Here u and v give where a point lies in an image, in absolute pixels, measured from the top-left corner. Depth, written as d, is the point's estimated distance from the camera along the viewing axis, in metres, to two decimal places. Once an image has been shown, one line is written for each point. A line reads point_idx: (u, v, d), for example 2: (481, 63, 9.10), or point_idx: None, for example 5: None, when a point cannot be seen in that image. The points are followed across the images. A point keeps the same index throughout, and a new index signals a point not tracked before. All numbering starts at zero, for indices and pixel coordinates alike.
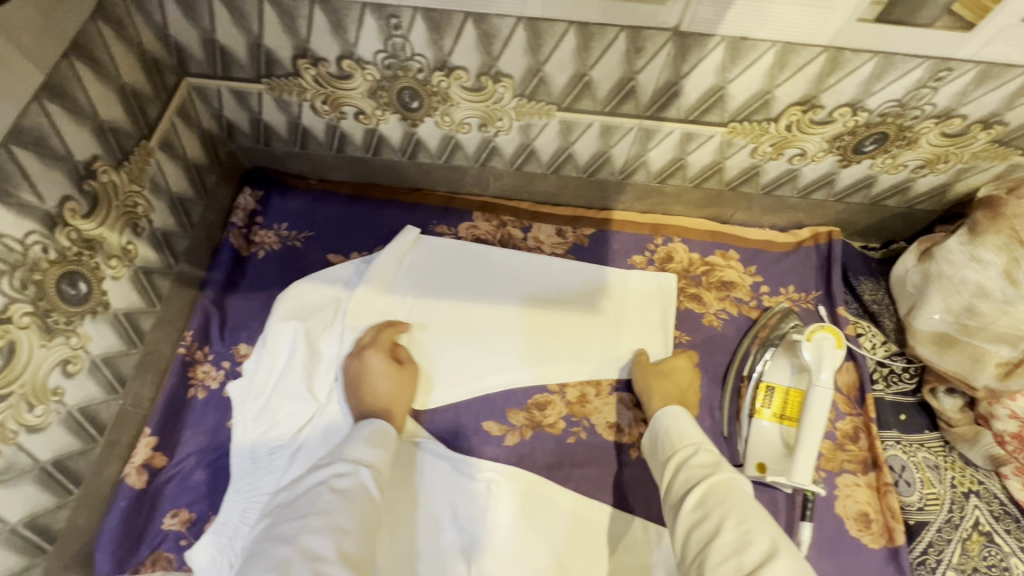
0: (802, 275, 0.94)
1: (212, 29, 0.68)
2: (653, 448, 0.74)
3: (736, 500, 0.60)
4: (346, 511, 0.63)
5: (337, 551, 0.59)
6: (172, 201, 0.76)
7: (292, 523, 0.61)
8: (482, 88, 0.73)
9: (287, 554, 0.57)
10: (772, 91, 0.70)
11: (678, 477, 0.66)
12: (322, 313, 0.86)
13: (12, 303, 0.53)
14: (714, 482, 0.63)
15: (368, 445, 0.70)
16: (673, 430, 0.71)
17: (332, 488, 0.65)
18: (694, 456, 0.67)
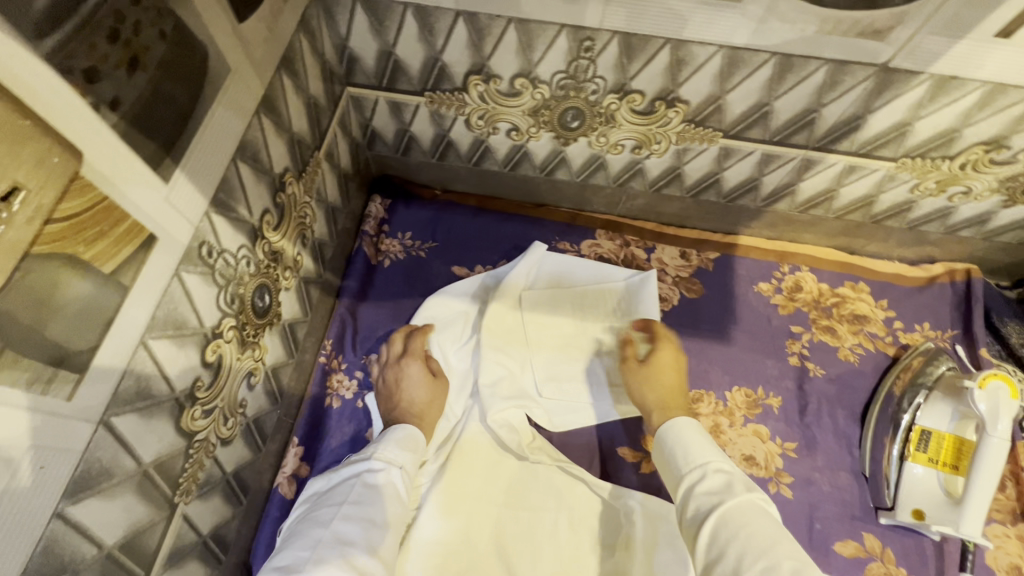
0: (938, 312, 0.91)
1: (393, 43, 0.68)
2: (659, 464, 0.64)
3: (757, 531, 0.49)
4: (380, 507, 0.60)
5: (370, 545, 0.56)
6: (327, 211, 0.76)
7: (327, 512, 0.59)
8: (652, 112, 0.72)
9: (321, 538, 0.56)
10: (961, 130, 0.67)
11: (690, 504, 0.55)
12: (452, 327, 0.85)
13: (224, 317, 0.53)
14: (725, 512, 0.52)
15: (398, 446, 0.67)
16: (676, 449, 0.60)
17: (365, 482, 0.62)
18: (701, 482, 0.56)
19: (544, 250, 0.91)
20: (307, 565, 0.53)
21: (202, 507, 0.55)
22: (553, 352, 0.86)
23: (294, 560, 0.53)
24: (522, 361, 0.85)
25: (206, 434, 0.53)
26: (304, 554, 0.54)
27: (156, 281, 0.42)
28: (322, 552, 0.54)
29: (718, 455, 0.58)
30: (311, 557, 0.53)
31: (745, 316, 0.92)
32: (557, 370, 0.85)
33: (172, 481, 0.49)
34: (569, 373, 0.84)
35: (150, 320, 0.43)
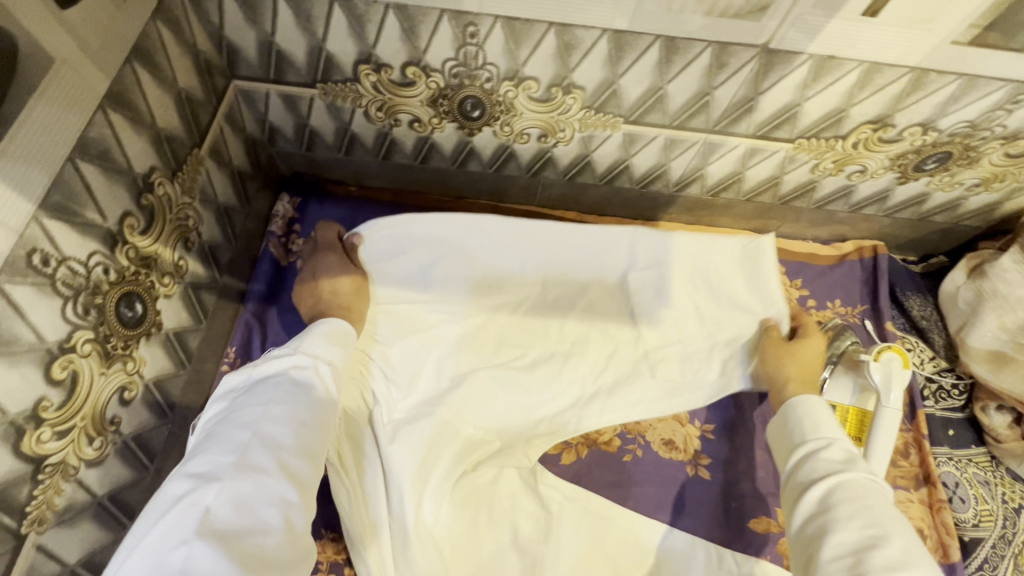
0: (848, 289, 0.94)
1: (272, 32, 0.64)
2: (773, 428, 0.66)
3: (874, 503, 0.53)
4: (307, 407, 0.59)
5: (300, 446, 0.56)
6: (219, 212, 0.72)
7: (250, 411, 0.56)
8: (550, 99, 0.70)
9: (246, 440, 0.53)
10: (848, 110, 0.69)
11: (806, 467, 0.58)
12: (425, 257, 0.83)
13: (76, 330, 0.49)
14: (847, 480, 0.55)
15: (325, 342, 0.66)
16: (804, 418, 0.63)
17: (292, 381, 0.60)
18: (824, 449, 0.59)
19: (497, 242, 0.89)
20: (229, 470, 0.50)
21: (66, 535, 0.51)
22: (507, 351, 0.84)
23: (214, 465, 0.50)
24: (489, 358, 0.83)
25: (61, 458, 0.49)
26: (228, 456, 0.51)
27: None
28: (248, 454, 0.52)
29: (843, 435, 0.61)
30: (235, 462, 0.51)
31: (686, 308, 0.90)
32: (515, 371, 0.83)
33: (15, 511, 0.45)
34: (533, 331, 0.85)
35: None
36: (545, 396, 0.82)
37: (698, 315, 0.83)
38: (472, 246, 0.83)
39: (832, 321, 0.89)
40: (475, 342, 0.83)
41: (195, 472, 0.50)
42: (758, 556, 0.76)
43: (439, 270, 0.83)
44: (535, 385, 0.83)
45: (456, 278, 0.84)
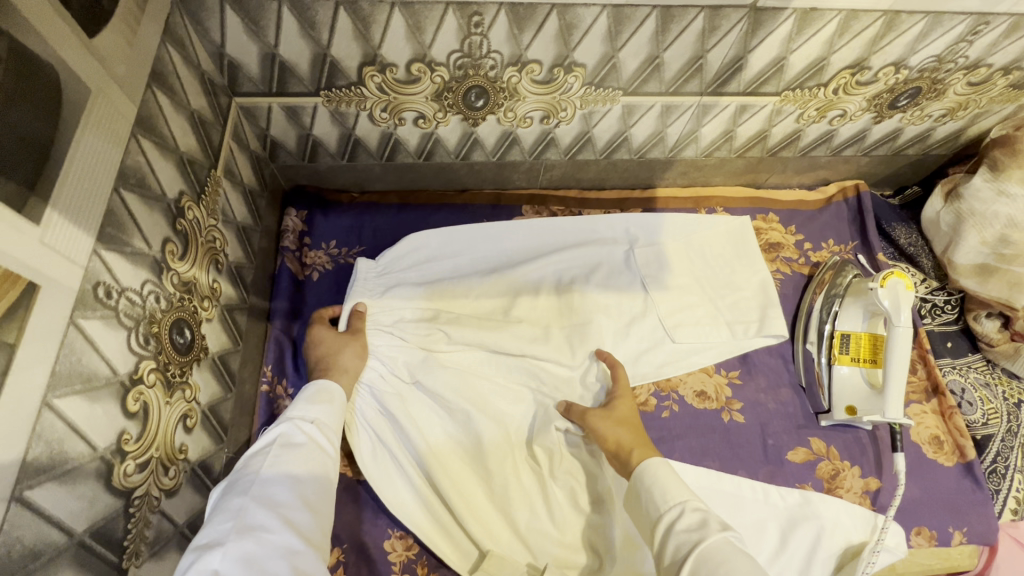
0: (839, 228, 1.00)
1: (275, 44, 0.64)
2: (637, 505, 0.65)
3: (739, 562, 0.52)
4: (302, 464, 0.59)
5: (300, 504, 0.56)
6: (238, 232, 0.72)
7: (247, 479, 0.56)
8: (553, 80, 0.73)
9: (243, 504, 0.53)
10: (829, 58, 0.73)
11: (670, 548, 0.57)
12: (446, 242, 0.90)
13: (141, 361, 0.49)
14: (707, 546, 0.54)
15: (311, 403, 0.67)
16: (654, 489, 0.63)
17: (283, 444, 0.61)
18: (679, 519, 0.59)
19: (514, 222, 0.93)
20: (231, 535, 0.50)
21: (157, 566, 0.51)
22: (495, 305, 0.86)
23: (216, 534, 0.50)
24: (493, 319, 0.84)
25: (145, 490, 0.49)
26: (227, 525, 0.51)
27: (49, 332, 0.38)
28: (247, 518, 0.51)
29: (693, 494, 0.61)
30: (235, 525, 0.51)
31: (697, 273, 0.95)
32: (529, 342, 0.83)
33: (117, 546, 0.45)
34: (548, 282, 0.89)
35: (51, 377, 0.38)
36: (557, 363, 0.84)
37: (699, 282, 0.92)
38: (460, 229, 0.91)
39: (830, 259, 0.95)
40: (457, 302, 0.85)
41: (199, 546, 0.50)
42: (800, 485, 0.81)
43: (413, 237, 0.89)
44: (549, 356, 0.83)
45: (445, 248, 0.90)
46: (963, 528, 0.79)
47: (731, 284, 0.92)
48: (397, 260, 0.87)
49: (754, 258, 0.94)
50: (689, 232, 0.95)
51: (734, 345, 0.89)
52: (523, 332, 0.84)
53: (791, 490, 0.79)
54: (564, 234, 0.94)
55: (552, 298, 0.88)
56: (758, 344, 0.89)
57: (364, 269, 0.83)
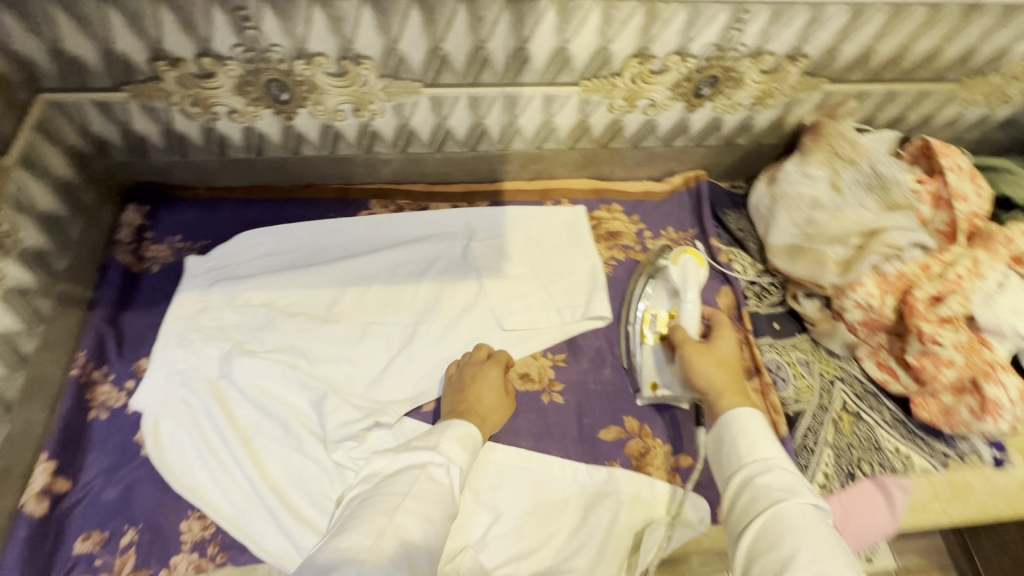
0: (679, 217, 1.04)
1: (57, 40, 0.68)
2: (715, 436, 0.68)
3: (818, 534, 0.56)
4: (436, 504, 0.63)
5: (427, 544, 0.60)
6: (41, 220, 0.75)
7: (389, 500, 0.62)
8: (346, 72, 0.77)
9: (386, 529, 0.59)
10: (609, 47, 0.78)
11: (749, 500, 0.61)
12: (277, 240, 0.96)
13: None
14: (784, 509, 0.58)
15: (459, 444, 0.70)
16: (740, 439, 0.65)
17: (429, 476, 0.65)
18: (764, 475, 0.61)
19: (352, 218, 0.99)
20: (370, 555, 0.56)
21: None
22: (322, 297, 0.92)
23: (358, 546, 0.57)
24: (312, 309, 0.91)
25: None
26: (367, 542, 0.57)
27: None
28: (384, 546, 0.57)
29: (781, 454, 0.64)
30: (374, 547, 0.57)
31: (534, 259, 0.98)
32: (341, 344, 0.88)
33: None
34: (377, 276, 0.95)
35: None
36: (371, 360, 0.88)
37: (532, 271, 0.96)
38: (299, 225, 0.97)
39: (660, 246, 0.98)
40: (285, 295, 0.91)
41: (341, 548, 0.57)
42: (609, 462, 0.82)
43: (249, 234, 0.95)
44: (360, 357, 0.88)
45: (282, 245, 0.95)
46: None
47: (563, 272, 0.96)
48: (230, 257, 0.93)
49: (585, 247, 0.98)
50: (526, 226, 1.00)
51: (561, 330, 0.92)
52: (340, 333, 0.89)
53: (599, 467, 0.81)
54: (403, 229, 0.99)
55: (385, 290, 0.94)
56: (584, 328, 0.92)
57: (193, 266, 0.90)
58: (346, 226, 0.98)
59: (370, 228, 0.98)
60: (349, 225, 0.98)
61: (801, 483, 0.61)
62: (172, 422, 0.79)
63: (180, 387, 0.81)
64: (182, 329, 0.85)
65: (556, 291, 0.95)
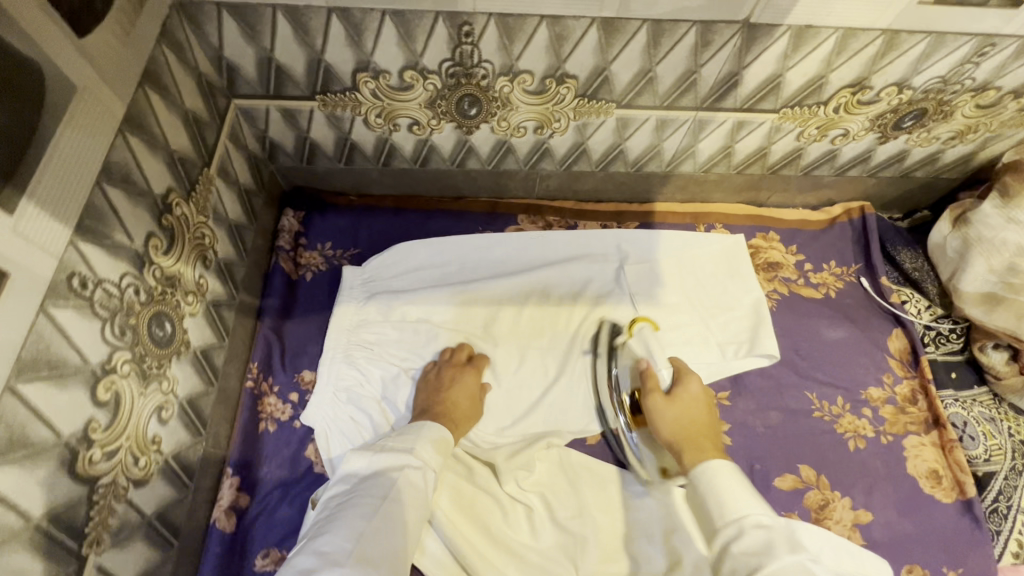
0: (841, 250, 0.98)
1: (271, 48, 0.65)
2: (694, 504, 0.63)
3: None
4: (411, 507, 0.63)
5: (402, 546, 0.61)
6: (231, 230, 0.73)
7: (368, 503, 0.62)
8: (545, 90, 0.73)
9: (365, 531, 0.59)
10: (828, 76, 0.72)
11: (731, 561, 0.55)
12: (430, 255, 0.92)
13: (114, 352, 0.50)
14: (766, 574, 0.51)
15: (435, 447, 0.69)
16: (709, 502, 0.60)
17: (406, 480, 0.65)
18: (737, 540, 0.56)
19: (503, 234, 0.95)
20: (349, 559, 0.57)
21: (121, 554, 0.53)
22: (477, 315, 0.89)
23: (338, 550, 0.57)
24: (465, 327, 0.88)
25: (112, 478, 0.50)
26: (348, 544, 0.58)
27: (16, 317, 0.39)
28: (362, 551, 0.58)
29: (755, 503, 0.58)
30: (355, 551, 0.58)
31: (690, 286, 0.94)
32: (502, 367, 0.85)
33: (76, 532, 0.46)
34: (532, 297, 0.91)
35: (15, 365, 0.39)
36: (530, 385, 0.85)
37: (690, 301, 0.92)
38: (450, 238, 0.94)
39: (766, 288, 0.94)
40: (443, 311, 0.88)
41: (321, 550, 0.58)
42: (787, 513, 0.78)
43: (402, 246, 0.92)
44: (519, 382, 0.86)
45: (434, 258, 0.92)
46: (959, 569, 0.76)
47: (722, 304, 0.92)
48: (384, 269, 0.91)
49: (745, 278, 0.93)
50: (682, 251, 0.95)
51: (723, 366, 0.88)
52: (499, 357, 0.86)
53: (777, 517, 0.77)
54: (555, 247, 0.95)
55: (542, 308, 0.91)
56: (748, 365, 0.88)
57: (351, 276, 0.88)
58: (497, 241, 0.94)
59: (522, 242, 0.94)
60: (501, 241, 0.94)
61: (775, 537, 0.54)
62: (344, 440, 0.77)
63: (346, 404, 0.79)
64: (346, 342, 0.83)
65: (716, 323, 0.90)
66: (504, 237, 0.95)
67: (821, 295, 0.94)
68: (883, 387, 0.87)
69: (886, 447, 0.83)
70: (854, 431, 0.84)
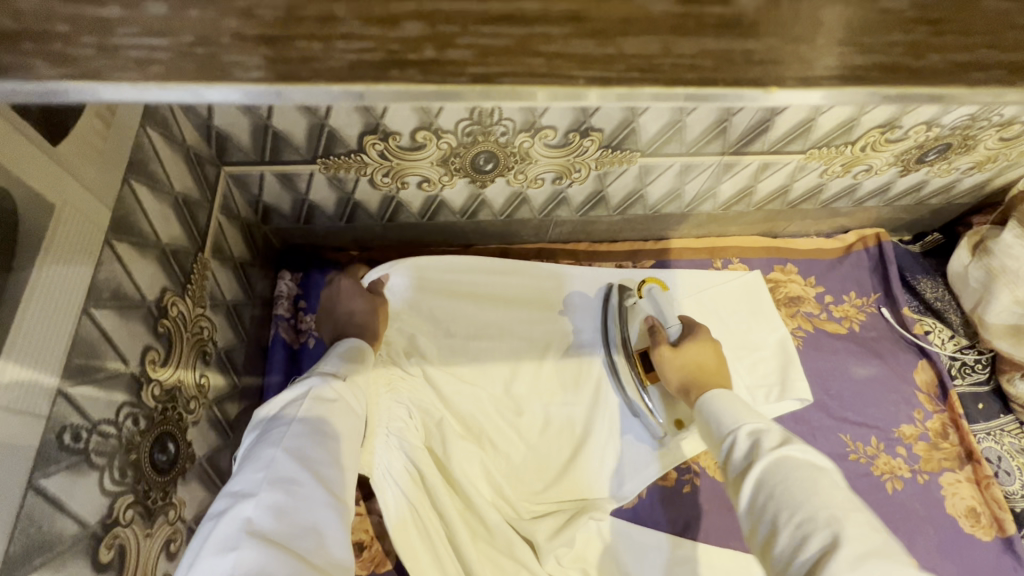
0: (859, 280, 0.96)
1: (268, 115, 0.58)
2: (702, 434, 0.59)
3: (797, 488, 0.46)
4: (332, 421, 0.52)
5: (334, 463, 0.49)
6: (229, 312, 0.66)
7: (277, 429, 0.49)
8: (568, 144, 0.68)
9: (276, 453, 0.47)
10: (859, 118, 0.69)
11: (730, 471, 0.52)
12: (433, 299, 0.82)
13: (117, 500, 0.43)
14: (763, 471, 0.48)
15: (342, 363, 0.58)
16: (710, 418, 0.57)
17: (314, 395, 0.53)
18: (734, 446, 0.52)
19: (511, 276, 0.88)
20: (266, 485, 0.44)
21: None
22: (495, 375, 0.80)
23: (250, 482, 0.44)
24: (479, 384, 0.79)
25: None
26: (260, 474, 0.45)
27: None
28: (279, 469, 0.45)
29: (756, 415, 0.55)
30: (269, 474, 0.45)
31: (717, 323, 0.88)
32: (526, 432, 0.79)
33: None
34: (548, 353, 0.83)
35: (3, 562, 0.33)
36: (558, 448, 0.79)
37: (720, 339, 0.86)
38: (455, 283, 0.85)
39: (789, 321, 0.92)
40: (457, 369, 0.78)
41: (233, 492, 0.45)
42: None
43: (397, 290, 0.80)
44: (546, 446, 0.79)
45: (440, 309, 0.82)
46: None
47: (749, 344, 0.87)
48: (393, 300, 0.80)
49: (767, 314, 0.90)
50: (702, 291, 0.90)
51: (758, 409, 0.83)
52: (523, 421, 0.79)
53: None
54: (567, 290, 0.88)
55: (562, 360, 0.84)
56: (783, 410, 0.84)
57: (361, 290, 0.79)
58: (506, 288, 0.87)
59: (535, 288, 0.88)
60: (509, 288, 0.88)
61: (769, 435, 0.51)
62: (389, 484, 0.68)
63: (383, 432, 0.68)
64: (379, 381, 0.70)
65: (746, 360, 0.86)
66: (515, 280, 0.87)
67: (845, 329, 0.92)
68: (915, 423, 0.86)
69: (923, 487, 0.81)
70: (890, 472, 0.82)
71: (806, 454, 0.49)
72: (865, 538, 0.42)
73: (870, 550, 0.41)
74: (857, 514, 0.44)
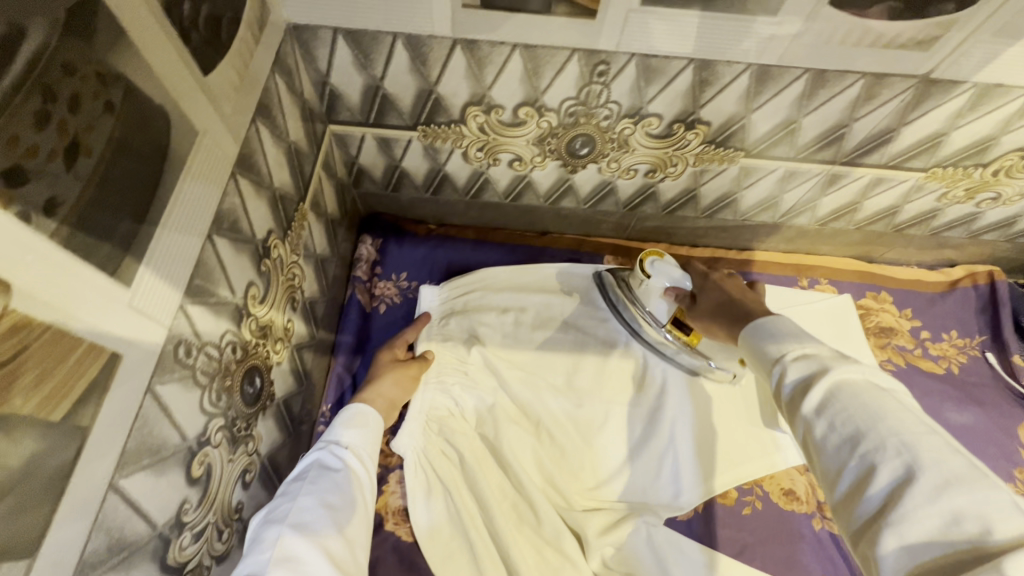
0: (963, 318, 0.88)
1: (381, 77, 0.60)
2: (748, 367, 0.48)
3: (862, 416, 0.36)
4: (336, 492, 0.54)
5: (338, 535, 0.50)
6: (316, 265, 0.69)
7: (282, 507, 0.51)
8: (670, 135, 0.66)
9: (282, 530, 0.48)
10: (998, 137, 0.63)
11: (779, 398, 0.42)
12: (502, 293, 0.83)
13: (211, 421, 0.45)
14: (824, 399, 0.38)
15: (347, 431, 0.61)
16: (756, 341, 0.45)
17: (318, 469, 0.56)
18: (785, 372, 0.41)
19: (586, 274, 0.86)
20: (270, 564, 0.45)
21: None
22: (560, 366, 0.79)
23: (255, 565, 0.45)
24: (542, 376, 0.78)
25: (196, 560, 0.45)
26: (265, 555, 0.46)
27: (124, 406, 0.34)
28: (286, 547, 0.46)
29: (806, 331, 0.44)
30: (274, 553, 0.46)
31: None
32: (584, 427, 0.77)
33: None
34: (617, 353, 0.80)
35: (120, 455, 0.35)
36: (617, 448, 0.76)
37: None
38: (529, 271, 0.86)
39: (879, 351, 0.85)
40: (522, 356, 0.78)
41: None
42: None
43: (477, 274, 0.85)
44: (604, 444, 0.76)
45: (511, 298, 0.83)
46: None
47: None
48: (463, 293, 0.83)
49: (852, 340, 0.84)
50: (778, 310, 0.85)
51: None
52: (582, 414, 0.77)
53: None
54: None
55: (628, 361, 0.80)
56: None
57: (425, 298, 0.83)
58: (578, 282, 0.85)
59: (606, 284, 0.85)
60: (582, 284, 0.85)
61: (820, 355, 0.41)
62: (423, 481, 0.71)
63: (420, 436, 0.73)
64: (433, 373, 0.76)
65: None
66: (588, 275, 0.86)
67: (942, 370, 0.84)
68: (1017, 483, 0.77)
69: None
70: None
71: (866, 375, 0.39)
72: (946, 464, 0.33)
73: (955, 478, 0.32)
74: (935, 438, 0.35)
